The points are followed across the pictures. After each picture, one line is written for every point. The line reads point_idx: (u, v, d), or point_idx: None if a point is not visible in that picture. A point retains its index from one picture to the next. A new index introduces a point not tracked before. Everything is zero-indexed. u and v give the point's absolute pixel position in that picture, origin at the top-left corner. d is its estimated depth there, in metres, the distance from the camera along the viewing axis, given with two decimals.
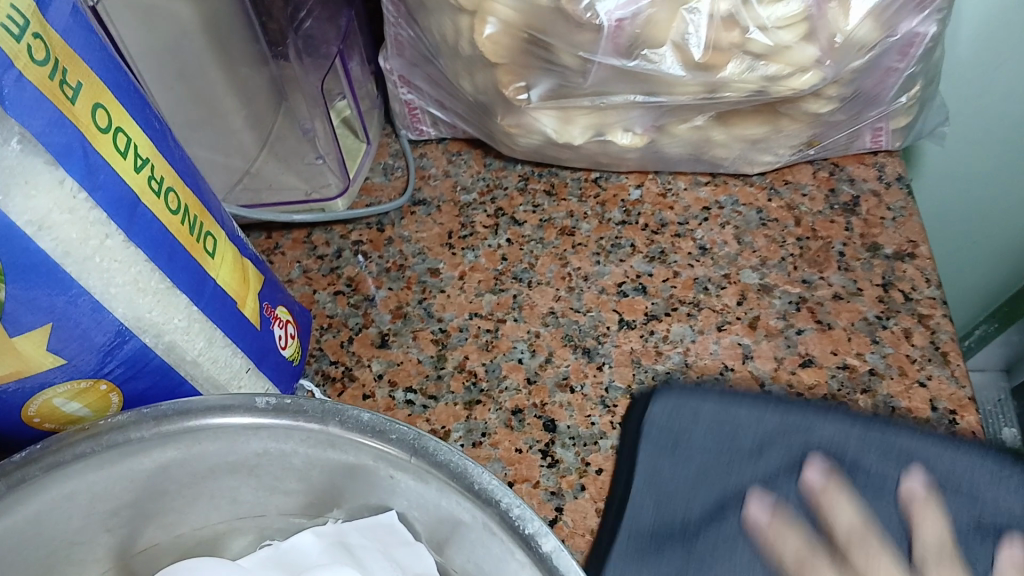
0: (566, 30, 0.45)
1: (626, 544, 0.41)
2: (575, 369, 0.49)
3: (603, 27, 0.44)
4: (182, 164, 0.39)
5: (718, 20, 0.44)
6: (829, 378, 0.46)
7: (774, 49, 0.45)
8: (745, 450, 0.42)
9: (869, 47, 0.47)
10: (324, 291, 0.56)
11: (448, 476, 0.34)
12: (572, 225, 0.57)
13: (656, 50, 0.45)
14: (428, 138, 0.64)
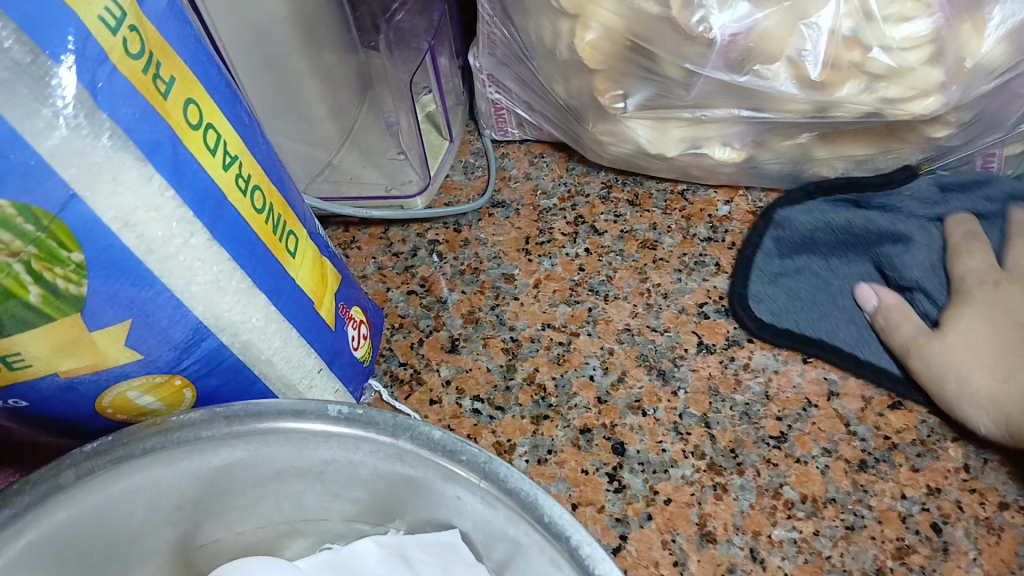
0: (674, 40, 0.43)
1: (768, 288, 0.50)
2: (649, 391, 0.47)
3: (716, 41, 0.42)
4: (269, 161, 0.39)
5: (839, 38, 0.41)
6: (919, 424, 0.44)
7: (895, 70, 0.42)
8: (898, 191, 0.52)
9: (999, 73, 0.43)
10: (397, 290, 0.56)
11: (518, 505, 0.33)
12: (654, 239, 0.55)
13: (768, 66, 0.43)
14: (511, 139, 0.63)
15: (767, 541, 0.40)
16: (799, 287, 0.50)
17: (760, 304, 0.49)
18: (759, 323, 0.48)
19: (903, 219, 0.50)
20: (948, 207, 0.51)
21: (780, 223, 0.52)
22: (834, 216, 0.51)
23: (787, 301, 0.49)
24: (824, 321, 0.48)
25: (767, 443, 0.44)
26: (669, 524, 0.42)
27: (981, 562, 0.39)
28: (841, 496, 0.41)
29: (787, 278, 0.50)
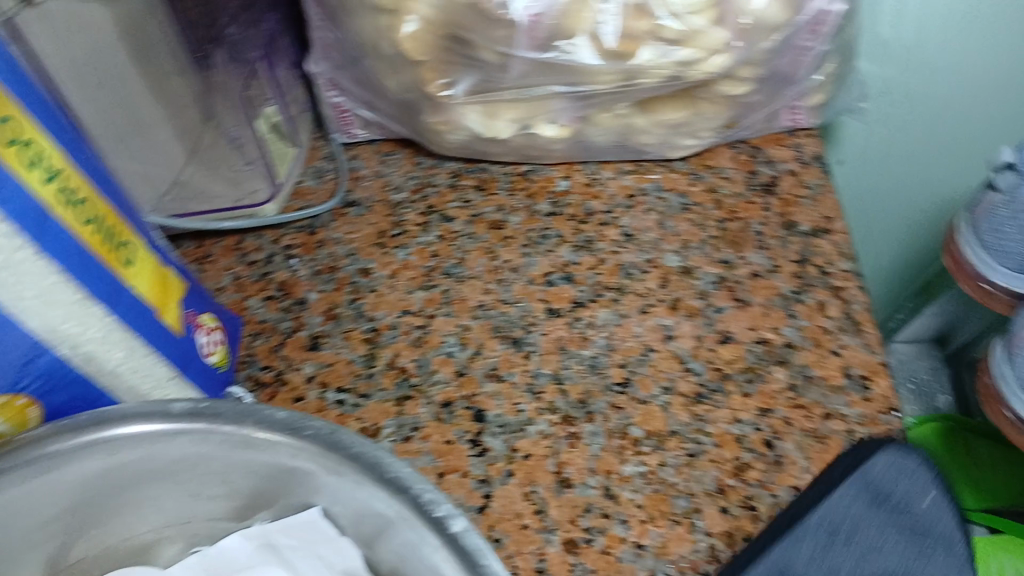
0: (482, 25, 0.45)
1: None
2: (504, 359, 0.50)
3: (519, 21, 0.44)
4: (97, 174, 0.40)
5: (630, 7, 0.44)
6: (747, 353, 0.47)
7: (686, 34, 0.46)
8: (851, 544, 0.41)
9: (778, 27, 0.48)
10: (255, 297, 0.56)
11: (363, 467, 0.34)
12: (502, 219, 0.58)
13: (569, 41, 0.46)
14: (359, 140, 0.65)
15: (619, 477, 0.43)
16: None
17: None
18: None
19: None
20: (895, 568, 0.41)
21: None
22: None
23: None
24: None
25: (613, 389, 0.47)
26: (530, 477, 0.44)
27: (811, 469, 0.43)
28: (681, 427, 0.45)
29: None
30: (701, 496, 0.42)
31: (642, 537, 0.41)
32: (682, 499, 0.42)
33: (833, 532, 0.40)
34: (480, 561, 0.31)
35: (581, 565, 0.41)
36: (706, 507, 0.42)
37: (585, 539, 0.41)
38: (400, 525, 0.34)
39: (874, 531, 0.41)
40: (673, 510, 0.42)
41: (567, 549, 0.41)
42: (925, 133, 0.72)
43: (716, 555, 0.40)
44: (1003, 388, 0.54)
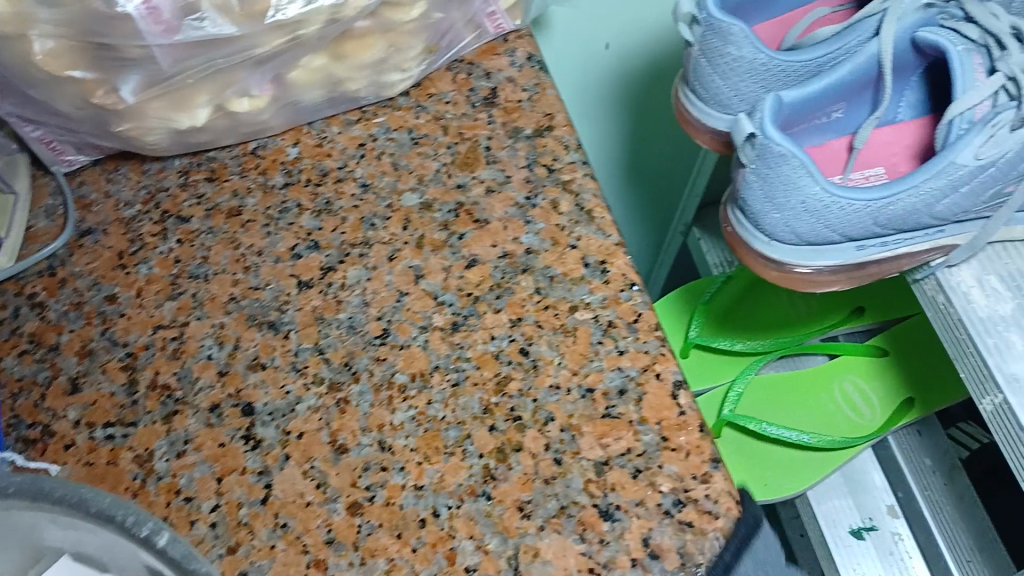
0: (106, 25, 0.43)
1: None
2: (263, 345, 0.48)
3: (132, 13, 0.42)
4: None
5: None
6: (492, 271, 0.48)
7: None
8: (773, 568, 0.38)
9: None
10: (8, 356, 0.52)
11: (67, 508, 0.36)
12: (238, 205, 0.55)
13: (196, 16, 0.43)
14: (82, 165, 0.60)
15: (391, 428, 0.43)
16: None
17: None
18: None
19: None
20: None
21: None
22: None
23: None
24: None
25: (374, 343, 0.47)
26: (306, 454, 0.44)
27: (565, 363, 0.44)
28: (443, 360, 0.45)
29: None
30: (469, 422, 0.42)
31: (420, 477, 0.41)
32: (453, 429, 0.43)
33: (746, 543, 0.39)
34: (187, 565, 0.35)
35: (367, 523, 0.41)
36: (475, 431, 0.42)
37: (367, 497, 0.41)
38: (116, 551, 0.36)
39: None
40: (445, 443, 0.42)
41: (351, 513, 0.41)
42: (633, 35, 0.83)
43: (490, 474, 0.41)
44: (741, 232, 0.49)
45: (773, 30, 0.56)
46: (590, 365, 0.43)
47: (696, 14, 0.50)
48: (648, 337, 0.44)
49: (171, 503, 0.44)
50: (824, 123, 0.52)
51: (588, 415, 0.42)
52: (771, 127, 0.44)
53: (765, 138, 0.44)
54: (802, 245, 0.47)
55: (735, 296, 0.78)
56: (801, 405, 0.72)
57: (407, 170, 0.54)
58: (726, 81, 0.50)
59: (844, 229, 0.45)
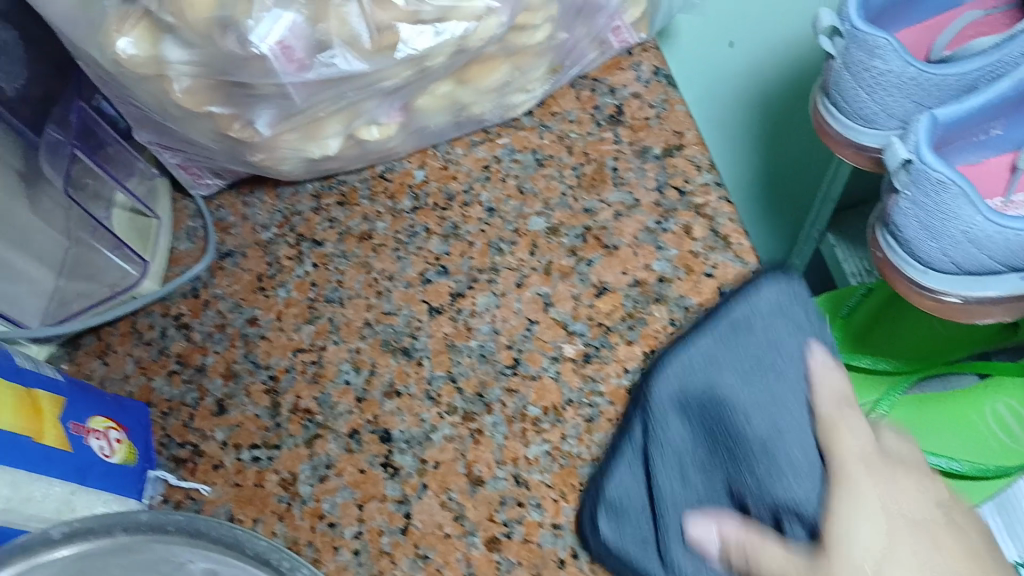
0: (240, 63, 0.43)
1: (624, 492, 0.42)
2: (398, 372, 0.50)
3: (264, 53, 0.41)
4: None
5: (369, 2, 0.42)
6: (623, 300, 0.47)
7: (447, 10, 0.43)
8: (795, 412, 0.40)
9: None
10: (158, 376, 0.55)
11: (225, 548, 0.37)
12: (369, 229, 0.57)
13: (328, 54, 0.42)
14: (220, 189, 0.63)
15: (525, 462, 0.44)
16: (657, 470, 0.41)
17: (611, 514, 0.41)
18: (603, 509, 0.41)
19: (683, 495, 0.41)
20: (723, 473, 0.40)
21: (613, 509, 0.41)
22: (644, 524, 0.41)
23: (674, 513, 0.40)
24: (674, 555, 0.39)
25: (505, 373, 0.47)
26: (443, 485, 0.45)
27: None
28: (576, 394, 0.45)
29: (678, 492, 0.40)
30: (604, 462, 0.44)
31: (557, 515, 0.43)
32: (588, 467, 0.44)
33: (744, 338, 0.42)
34: None
35: (507, 560, 0.42)
36: None
37: (506, 533, 0.43)
38: None
39: (675, 441, 0.41)
40: (581, 480, 0.43)
41: (490, 548, 0.42)
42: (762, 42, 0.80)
43: None
44: (894, 260, 0.46)
45: (917, 34, 0.52)
46: None
47: (840, 25, 0.47)
48: None
49: (316, 528, 0.46)
50: (981, 140, 0.48)
51: None
52: (927, 149, 0.41)
53: (920, 162, 0.41)
54: (962, 275, 0.44)
55: (876, 309, 0.73)
56: (949, 431, 0.67)
57: (533, 194, 0.53)
58: (871, 95, 0.47)
59: (1007, 258, 0.42)
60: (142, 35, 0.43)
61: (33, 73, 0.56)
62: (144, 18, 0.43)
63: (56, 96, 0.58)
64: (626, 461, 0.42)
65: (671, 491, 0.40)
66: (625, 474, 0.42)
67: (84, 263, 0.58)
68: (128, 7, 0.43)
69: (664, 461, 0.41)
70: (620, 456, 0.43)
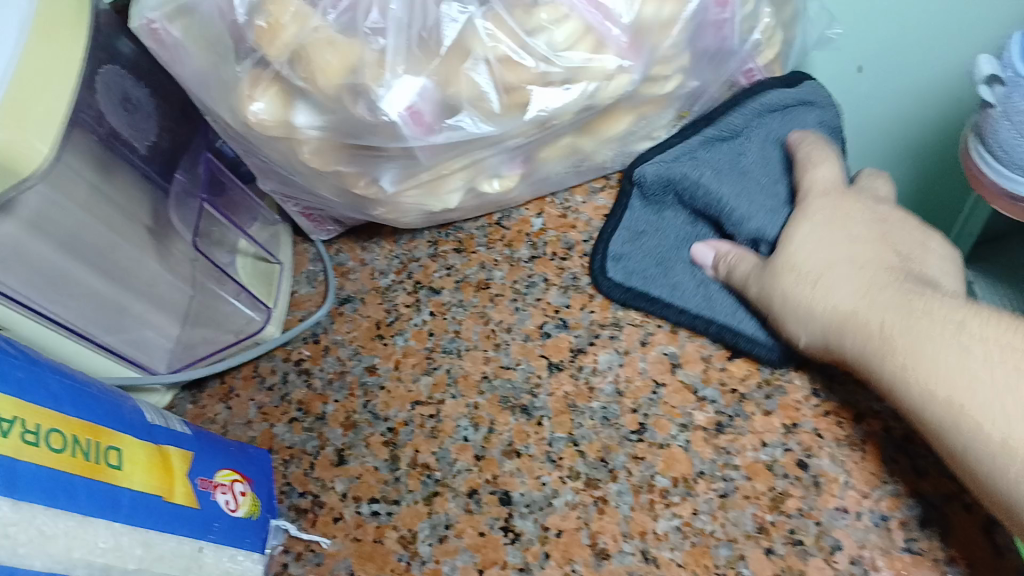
0: (366, 131, 0.45)
1: (629, 242, 0.51)
2: (517, 431, 0.48)
3: (394, 119, 0.43)
4: (76, 394, 0.42)
5: (498, 65, 0.43)
6: (761, 365, 0.46)
7: (572, 72, 0.44)
8: (755, 172, 0.50)
9: (671, 21, 0.45)
10: (280, 423, 0.56)
11: None
12: (486, 277, 0.56)
13: (456, 117, 0.44)
14: (339, 233, 0.64)
15: (654, 537, 0.42)
16: (654, 241, 0.51)
17: (617, 263, 0.51)
18: (610, 259, 0.51)
19: (675, 279, 0.49)
20: (688, 175, 0.50)
21: (617, 259, 0.51)
22: (654, 284, 0.49)
23: (680, 280, 0.49)
24: (683, 300, 0.48)
25: (630, 439, 0.45)
26: (567, 556, 0.43)
27: (853, 483, 0.41)
28: (708, 466, 0.43)
29: (679, 285, 0.49)
30: (742, 541, 0.41)
31: None
32: (724, 546, 0.41)
33: (724, 121, 0.52)
34: None
35: None
36: (749, 551, 0.40)
37: None
38: None
39: (674, 218, 0.52)
40: (716, 561, 0.41)
41: None
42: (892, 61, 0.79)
43: None
44: None
45: None
46: (883, 487, 0.41)
47: (1000, 73, 0.48)
48: None
49: None
50: None
51: (883, 547, 0.39)
52: None
53: None
54: None
55: None
56: None
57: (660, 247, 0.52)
58: None
59: None
60: (274, 98, 0.44)
61: (163, 125, 0.58)
62: (275, 83, 0.44)
63: (182, 145, 0.60)
64: (622, 227, 0.52)
65: (651, 244, 0.51)
66: (623, 238, 0.52)
67: (209, 309, 0.61)
68: (260, 70, 0.44)
69: (658, 225, 0.52)
70: (627, 207, 0.52)
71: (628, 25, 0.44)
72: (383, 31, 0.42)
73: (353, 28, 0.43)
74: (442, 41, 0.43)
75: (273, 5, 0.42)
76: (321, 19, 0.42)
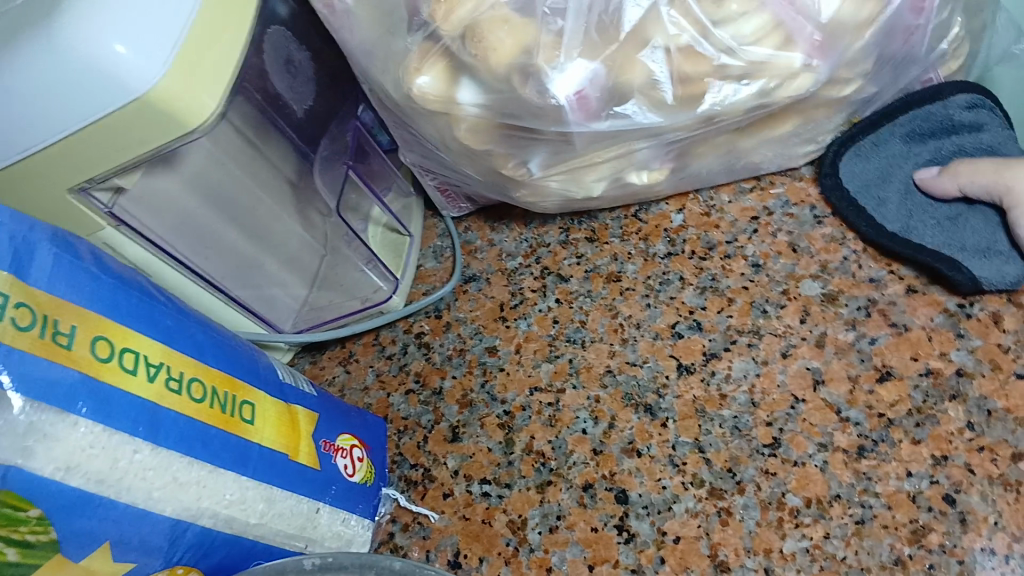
0: (532, 110, 0.44)
1: (872, 150, 0.50)
2: (639, 430, 0.47)
3: (562, 103, 0.43)
4: (217, 347, 0.43)
5: (677, 54, 0.42)
6: (912, 390, 0.43)
7: (752, 67, 0.42)
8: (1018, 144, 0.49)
9: (866, 23, 0.42)
10: (396, 393, 0.57)
11: None
12: (617, 270, 0.55)
13: (623, 106, 0.43)
14: (470, 212, 0.63)
15: (780, 556, 0.40)
16: (898, 154, 0.50)
17: (854, 160, 0.50)
18: (849, 155, 0.51)
19: (899, 202, 0.49)
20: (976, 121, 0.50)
21: (858, 155, 0.50)
22: (873, 196, 0.49)
23: (894, 200, 0.49)
24: (896, 225, 0.48)
25: (762, 453, 0.43)
26: (683, 563, 0.42)
27: (1004, 525, 0.38)
28: (846, 490, 0.41)
29: (889, 214, 0.49)
30: (876, 572, 0.38)
31: None
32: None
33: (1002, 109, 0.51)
34: None
35: None
36: None
37: None
38: None
39: (916, 144, 0.50)
40: None
41: None
42: None
43: None
44: None
45: None
46: None
47: None
48: None
49: None
50: None
51: None
52: None
53: None
54: None
55: None
56: None
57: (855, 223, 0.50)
58: None
59: None
60: (440, 74, 0.44)
61: (320, 90, 0.58)
62: (443, 57, 0.44)
63: (335, 112, 0.60)
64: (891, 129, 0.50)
65: (889, 158, 0.50)
66: (882, 138, 0.50)
67: (339, 276, 0.62)
68: (429, 44, 0.44)
69: (903, 146, 0.50)
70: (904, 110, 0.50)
71: (824, 23, 0.42)
72: (562, 12, 0.42)
73: (530, 7, 0.42)
74: (622, 25, 0.41)
75: None
76: None
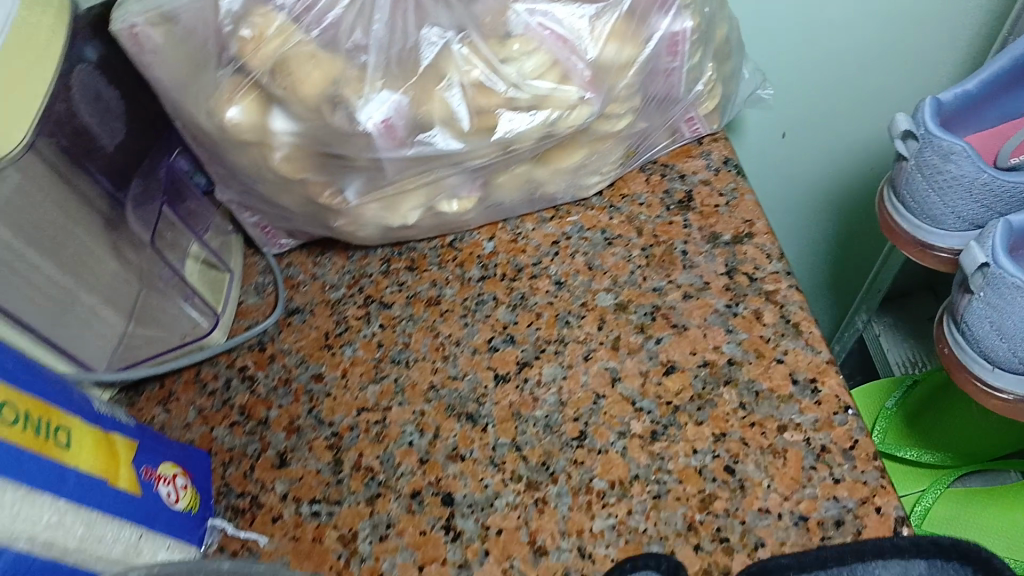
0: (339, 140, 0.47)
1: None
2: (462, 436, 0.50)
3: (370, 130, 0.46)
4: (18, 370, 0.42)
5: (472, 88, 0.47)
6: (693, 380, 0.49)
7: (537, 99, 0.48)
8: None
9: (629, 63, 0.51)
10: (220, 426, 0.56)
11: None
12: (437, 294, 0.59)
13: (427, 134, 0.48)
14: (291, 248, 0.66)
15: (591, 536, 0.44)
16: None
17: None
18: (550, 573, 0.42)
19: None
20: None
21: None
22: None
23: None
24: None
25: (570, 445, 0.48)
26: (505, 552, 0.45)
27: (775, 487, 0.44)
28: (642, 470, 0.46)
29: None
30: (673, 539, 0.43)
31: None
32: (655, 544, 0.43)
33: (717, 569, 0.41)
34: None
35: None
36: (680, 548, 0.43)
37: None
38: None
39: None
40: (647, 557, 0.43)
41: None
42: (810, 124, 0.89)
43: None
44: (964, 357, 0.57)
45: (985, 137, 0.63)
46: (802, 491, 0.44)
47: (914, 130, 0.57)
48: (866, 466, 0.44)
49: None
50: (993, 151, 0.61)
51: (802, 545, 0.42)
52: (1004, 258, 0.51)
53: (998, 269, 0.51)
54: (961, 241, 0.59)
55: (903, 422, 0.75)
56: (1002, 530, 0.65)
57: None
58: (942, 197, 0.56)
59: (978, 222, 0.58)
60: (251, 105, 0.47)
61: (129, 129, 0.58)
62: (253, 90, 0.47)
63: (145, 150, 0.60)
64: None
65: None
66: None
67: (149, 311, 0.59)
68: (240, 78, 0.47)
69: None
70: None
71: (591, 60, 0.49)
72: (364, 49, 0.47)
73: (334, 45, 0.47)
74: (420, 61, 0.47)
75: (258, 19, 0.46)
76: (303, 35, 0.46)
